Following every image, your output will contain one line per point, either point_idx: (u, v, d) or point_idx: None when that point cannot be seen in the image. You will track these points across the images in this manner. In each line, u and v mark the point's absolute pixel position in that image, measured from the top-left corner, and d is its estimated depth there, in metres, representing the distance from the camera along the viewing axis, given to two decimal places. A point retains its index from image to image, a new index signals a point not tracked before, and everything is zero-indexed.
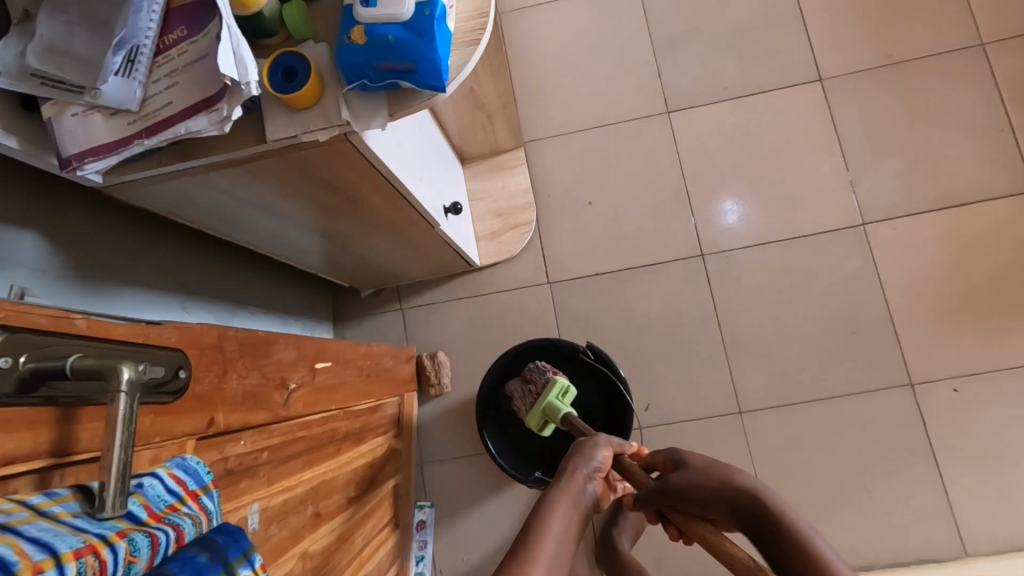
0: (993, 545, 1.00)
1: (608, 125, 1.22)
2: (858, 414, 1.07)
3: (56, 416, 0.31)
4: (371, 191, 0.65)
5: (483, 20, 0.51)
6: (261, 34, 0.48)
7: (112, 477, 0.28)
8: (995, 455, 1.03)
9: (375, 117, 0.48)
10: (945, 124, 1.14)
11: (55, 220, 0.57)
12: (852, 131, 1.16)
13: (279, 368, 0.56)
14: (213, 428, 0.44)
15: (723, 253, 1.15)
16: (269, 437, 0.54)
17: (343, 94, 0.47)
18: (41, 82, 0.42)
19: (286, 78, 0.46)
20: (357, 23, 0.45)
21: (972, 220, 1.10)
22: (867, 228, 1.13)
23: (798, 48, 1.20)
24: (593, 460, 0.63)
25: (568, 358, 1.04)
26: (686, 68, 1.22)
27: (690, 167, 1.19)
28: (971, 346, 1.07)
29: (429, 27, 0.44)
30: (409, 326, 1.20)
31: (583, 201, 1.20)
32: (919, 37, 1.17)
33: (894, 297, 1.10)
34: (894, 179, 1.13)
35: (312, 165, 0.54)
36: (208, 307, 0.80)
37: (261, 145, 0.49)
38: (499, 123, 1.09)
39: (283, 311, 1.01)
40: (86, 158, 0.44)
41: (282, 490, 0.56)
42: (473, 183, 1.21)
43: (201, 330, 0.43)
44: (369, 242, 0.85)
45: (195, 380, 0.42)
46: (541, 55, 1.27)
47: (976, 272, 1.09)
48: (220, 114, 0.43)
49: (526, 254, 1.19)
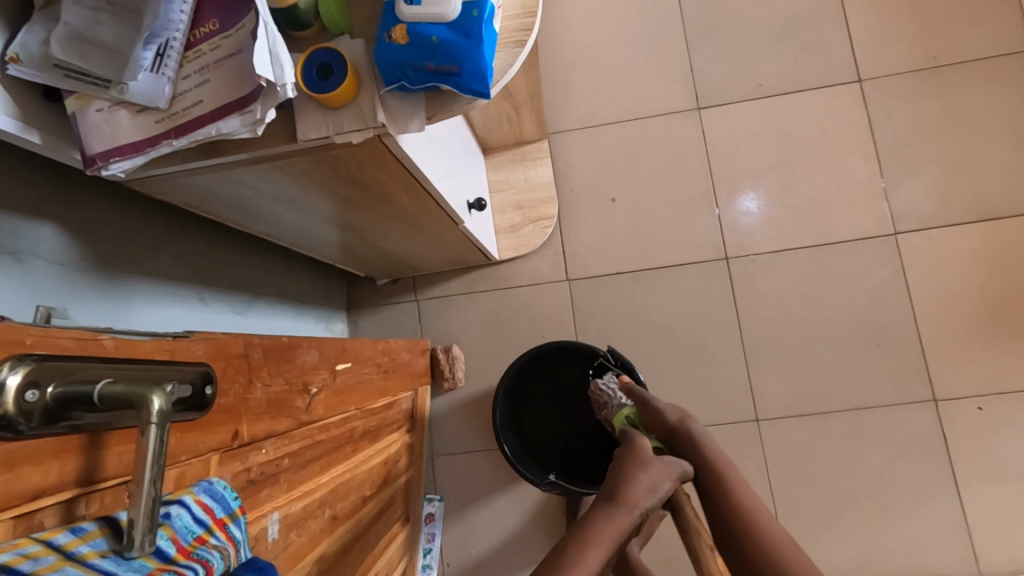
0: (1008, 565, 0.99)
1: (635, 119, 1.19)
2: (877, 428, 1.05)
3: (83, 444, 0.29)
4: (399, 188, 0.63)
5: (528, 20, 0.49)
6: (295, 25, 0.45)
7: (141, 516, 0.26)
8: (1017, 475, 1.01)
9: (413, 119, 0.45)
10: (987, 132, 1.10)
11: (74, 209, 0.55)
12: (890, 136, 1.12)
13: (301, 372, 0.55)
14: (238, 441, 0.43)
15: (748, 257, 1.12)
16: (290, 443, 0.53)
17: (379, 94, 0.45)
18: (65, 74, 0.40)
19: (321, 75, 0.43)
20: (398, 21, 0.42)
21: (1010, 234, 1.07)
22: (898, 238, 1.09)
23: (837, 46, 1.15)
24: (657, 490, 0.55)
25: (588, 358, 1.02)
26: (720, 62, 1.18)
27: (719, 166, 1.15)
28: (1000, 363, 1.04)
29: (477, 28, 0.42)
30: (424, 318, 1.18)
31: (606, 197, 1.17)
32: (966, 40, 1.12)
33: (922, 310, 1.07)
34: (930, 188, 1.10)
35: (343, 164, 0.52)
36: (225, 297, 0.78)
37: (292, 145, 0.47)
38: (525, 114, 1.06)
39: (297, 299, 1.00)
40: (111, 158, 0.43)
41: (300, 496, 0.55)
42: (494, 174, 1.18)
43: (228, 340, 0.42)
44: (391, 235, 0.83)
45: (221, 392, 0.41)
46: (569, 44, 1.23)
47: (1009, 288, 1.06)
48: (253, 116, 0.40)
49: (546, 249, 1.17)
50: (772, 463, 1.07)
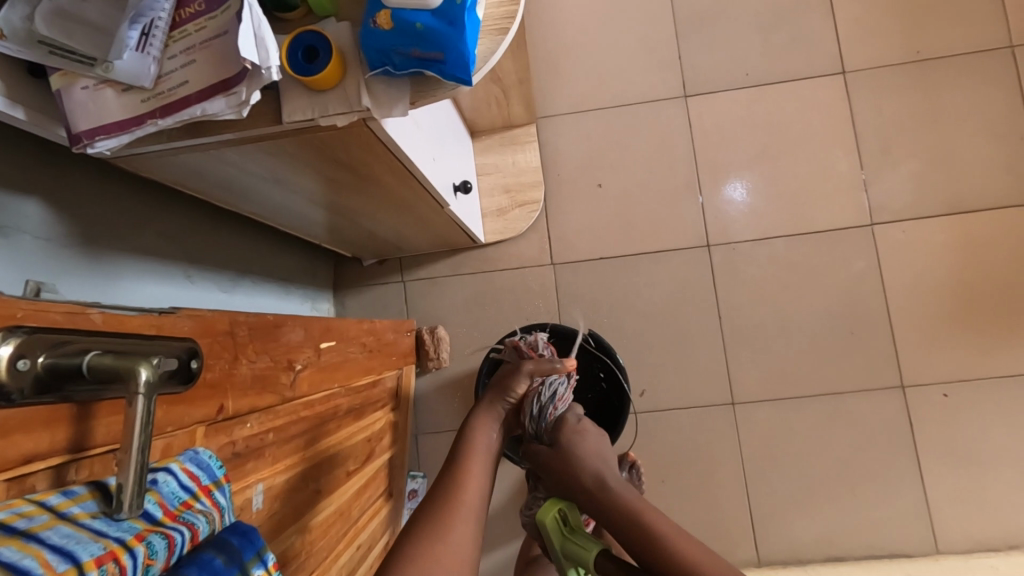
0: (966, 544, 1.05)
1: (624, 105, 1.20)
2: (848, 413, 1.09)
3: (72, 413, 0.30)
4: (385, 171, 0.64)
5: (513, 8, 0.49)
6: (281, 7, 0.46)
7: (129, 479, 0.28)
8: (979, 460, 1.06)
9: (397, 104, 0.46)
10: (965, 127, 1.12)
11: (59, 184, 0.55)
12: (872, 129, 1.14)
13: (286, 350, 0.56)
14: (223, 414, 0.44)
15: (730, 245, 1.15)
16: (274, 418, 0.54)
17: (365, 78, 0.46)
18: (49, 51, 0.40)
19: (308, 59, 0.44)
20: (383, 7, 0.43)
21: (982, 227, 1.10)
22: (875, 229, 1.12)
23: (825, 38, 1.17)
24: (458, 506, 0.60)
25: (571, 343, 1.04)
26: (708, 50, 1.19)
27: (703, 155, 1.17)
28: (968, 352, 1.08)
29: (460, 16, 0.43)
30: (410, 298, 1.20)
31: (593, 182, 1.19)
32: (950, 34, 1.14)
33: (895, 301, 1.11)
34: (908, 180, 1.12)
35: (328, 146, 0.53)
36: (211, 276, 0.79)
37: (277, 126, 0.48)
38: (514, 98, 1.06)
39: (285, 278, 1.01)
40: (97, 136, 0.43)
41: (284, 469, 0.56)
42: (483, 158, 1.19)
43: (213, 317, 0.43)
44: (376, 216, 0.84)
45: (208, 367, 0.42)
46: (560, 27, 1.23)
47: (979, 280, 1.09)
48: (239, 97, 0.41)
49: (532, 233, 1.18)
50: (745, 445, 1.10)
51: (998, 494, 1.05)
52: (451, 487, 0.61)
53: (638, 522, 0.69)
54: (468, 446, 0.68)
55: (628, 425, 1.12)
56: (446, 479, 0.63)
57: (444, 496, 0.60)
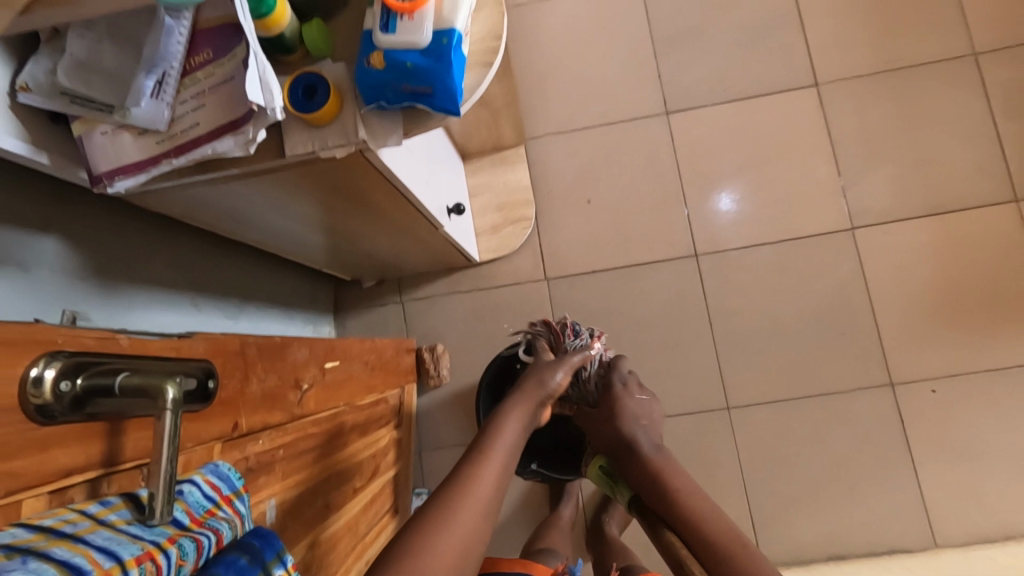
0: (962, 537, 1.06)
1: (609, 124, 1.24)
2: (840, 412, 1.12)
3: (105, 430, 0.33)
4: (381, 196, 0.67)
5: (494, 43, 0.51)
6: (280, 50, 0.49)
7: (160, 488, 0.31)
8: (970, 452, 1.08)
9: (391, 134, 0.50)
10: (936, 131, 1.17)
11: (74, 221, 0.59)
12: (847, 136, 1.19)
13: (293, 369, 0.59)
14: (237, 431, 0.47)
15: (717, 253, 1.18)
16: (284, 435, 0.57)
17: (360, 112, 0.49)
18: (72, 101, 0.44)
19: (308, 96, 0.48)
20: (376, 48, 0.46)
21: (958, 226, 1.14)
22: (856, 232, 1.16)
23: (797, 52, 1.22)
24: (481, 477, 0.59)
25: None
26: (686, 68, 1.24)
27: (687, 168, 1.21)
28: (953, 348, 1.11)
29: (447, 54, 0.46)
30: (409, 318, 1.23)
31: (582, 198, 1.23)
32: (915, 45, 1.20)
33: (879, 301, 1.14)
34: (884, 185, 1.17)
35: (328, 174, 0.56)
36: (216, 303, 0.82)
37: (279, 159, 0.51)
38: (502, 121, 1.10)
39: (286, 303, 1.03)
40: (116, 176, 0.47)
41: (294, 485, 0.59)
42: (474, 179, 1.23)
43: (225, 339, 0.46)
44: (374, 238, 0.87)
45: (222, 386, 0.45)
46: (544, 51, 1.28)
47: (958, 278, 1.13)
48: (246, 136, 0.45)
49: (524, 249, 1.22)
50: (743, 449, 1.13)
51: (991, 485, 1.07)
52: (475, 461, 0.61)
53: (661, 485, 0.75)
54: (501, 424, 0.67)
55: None
56: (467, 459, 0.61)
57: (464, 475, 0.59)
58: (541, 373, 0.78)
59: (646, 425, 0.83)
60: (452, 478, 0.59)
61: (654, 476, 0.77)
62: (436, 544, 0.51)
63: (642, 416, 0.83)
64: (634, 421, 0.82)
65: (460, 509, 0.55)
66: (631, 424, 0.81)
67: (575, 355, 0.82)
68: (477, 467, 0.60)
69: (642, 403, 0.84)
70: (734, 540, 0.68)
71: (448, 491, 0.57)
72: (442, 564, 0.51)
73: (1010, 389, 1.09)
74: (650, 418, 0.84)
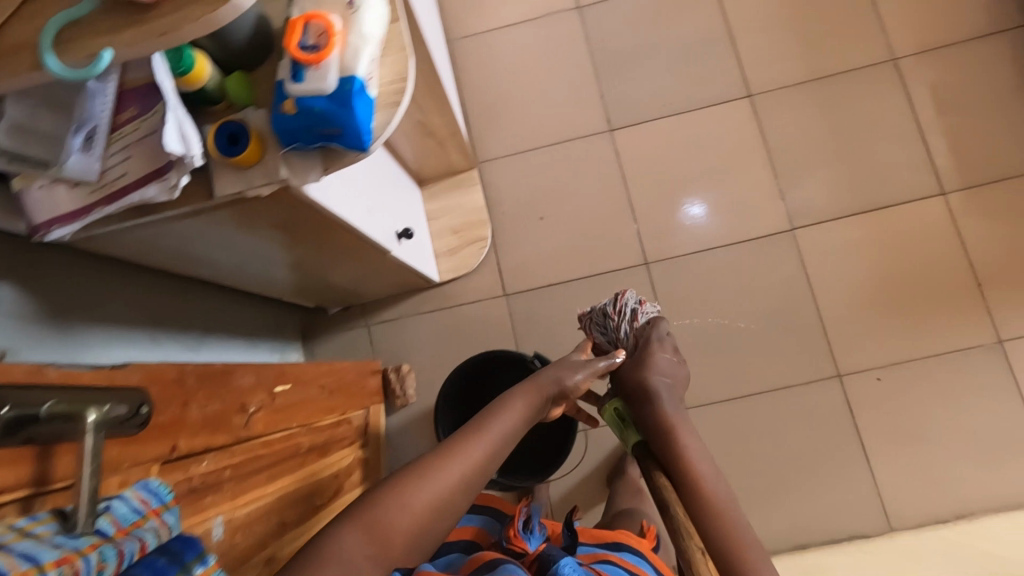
0: (916, 519, 1.10)
1: (557, 143, 1.30)
2: (792, 405, 1.16)
3: (35, 454, 0.37)
4: (321, 228, 0.73)
5: (401, 84, 0.56)
6: (206, 102, 0.54)
7: (83, 503, 0.35)
8: (917, 437, 1.13)
9: (311, 171, 0.56)
10: (864, 133, 1.24)
11: (28, 267, 0.63)
12: (782, 142, 1.25)
13: (238, 394, 0.63)
14: (177, 452, 0.51)
15: (666, 260, 1.23)
16: (231, 456, 0.61)
17: (281, 154, 0.54)
18: (8, 159, 0.47)
19: (231, 142, 0.53)
20: (288, 96, 0.51)
21: (891, 221, 1.20)
22: (796, 233, 1.22)
23: (730, 67, 1.29)
24: (463, 455, 0.60)
25: (518, 368, 1.01)
26: (627, 87, 1.30)
27: (633, 181, 1.27)
28: (894, 337, 1.16)
29: (350, 100, 0.51)
30: (375, 341, 1.27)
31: (536, 215, 1.28)
32: (839, 54, 1.27)
33: (822, 296, 1.19)
34: (819, 186, 1.23)
35: (260, 209, 0.61)
36: (177, 337, 0.86)
37: (209, 201, 0.56)
38: (451, 147, 1.16)
39: (251, 333, 1.08)
40: (53, 225, 0.52)
41: (244, 503, 0.62)
42: (431, 204, 1.28)
43: (161, 368, 0.50)
44: (326, 268, 0.92)
45: (159, 411, 0.49)
46: (492, 78, 1.34)
47: (894, 270, 1.19)
48: (169, 182, 0.49)
49: (483, 268, 1.27)
50: None
51: (941, 467, 1.11)
52: (463, 438, 0.61)
53: (667, 441, 0.71)
54: (500, 405, 0.68)
55: (579, 442, 1.19)
56: (460, 436, 0.62)
57: (448, 449, 0.60)
58: (562, 369, 0.78)
59: (668, 381, 0.77)
60: (435, 451, 0.60)
61: (663, 430, 0.72)
62: (412, 494, 0.54)
63: (665, 372, 0.77)
64: (659, 375, 0.77)
65: (433, 483, 0.56)
66: (658, 376, 0.75)
67: (602, 358, 0.80)
68: (465, 442, 0.61)
69: (668, 364, 0.78)
70: (725, 503, 0.67)
71: (433, 458, 0.58)
72: (399, 529, 0.52)
73: (952, 373, 1.14)
74: (674, 375, 0.78)
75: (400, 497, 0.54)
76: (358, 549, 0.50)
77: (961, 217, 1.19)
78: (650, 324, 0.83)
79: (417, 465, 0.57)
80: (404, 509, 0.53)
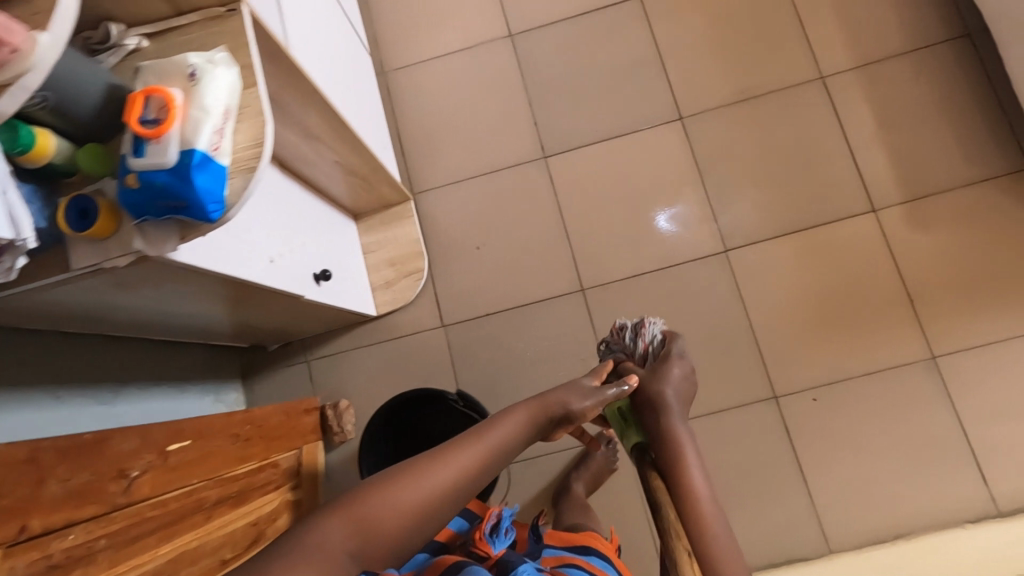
0: (854, 540, 1.10)
1: (492, 172, 1.30)
2: (730, 429, 1.16)
3: None
4: (212, 284, 0.73)
5: (257, 150, 0.56)
6: (60, 173, 0.54)
7: None
8: (853, 456, 1.13)
9: (167, 241, 0.55)
10: (795, 152, 1.24)
11: None
12: (713, 164, 1.25)
13: (117, 460, 0.63)
14: (28, 533, 0.51)
15: (601, 286, 1.23)
16: (108, 524, 0.60)
17: (135, 225, 0.54)
18: None
19: (82, 216, 0.53)
20: (130, 170, 0.51)
21: (823, 240, 1.20)
22: (729, 255, 1.22)
23: (660, 90, 1.29)
24: (460, 460, 0.58)
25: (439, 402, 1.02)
26: (559, 114, 1.31)
27: (568, 207, 1.27)
28: (829, 356, 1.16)
29: (191, 174, 0.50)
30: (315, 377, 1.26)
31: (472, 244, 1.28)
32: (768, 74, 1.27)
33: (756, 317, 1.19)
34: (750, 206, 1.23)
35: (129, 276, 0.62)
36: (87, 392, 0.85)
37: (67, 273, 0.56)
38: (378, 183, 1.16)
39: (178, 378, 1.07)
40: None
41: (126, 569, 0.62)
42: (367, 237, 1.28)
43: (8, 450, 0.50)
44: (239, 312, 0.93)
45: (3, 495, 0.49)
46: (426, 108, 1.35)
47: (828, 288, 1.19)
48: (5, 265, 0.50)
49: (421, 299, 1.27)
50: None
51: (878, 486, 1.11)
52: (466, 441, 0.60)
53: (667, 450, 0.72)
54: (503, 416, 0.64)
55: (503, 480, 1.20)
56: (461, 438, 0.61)
57: (449, 451, 0.59)
58: (570, 390, 0.69)
59: (678, 391, 0.76)
60: (433, 454, 0.58)
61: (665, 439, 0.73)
62: (400, 493, 0.54)
63: (678, 383, 0.77)
64: (670, 386, 0.76)
65: (429, 485, 0.55)
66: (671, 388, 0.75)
67: (611, 386, 0.72)
68: (463, 446, 0.60)
69: (680, 376, 0.78)
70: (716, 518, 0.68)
71: (437, 455, 0.58)
72: (387, 525, 0.52)
73: (887, 391, 1.14)
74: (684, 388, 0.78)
75: (393, 490, 0.54)
76: (339, 544, 0.50)
77: (893, 233, 1.19)
78: (665, 338, 0.83)
79: (419, 462, 0.57)
80: (390, 508, 0.53)
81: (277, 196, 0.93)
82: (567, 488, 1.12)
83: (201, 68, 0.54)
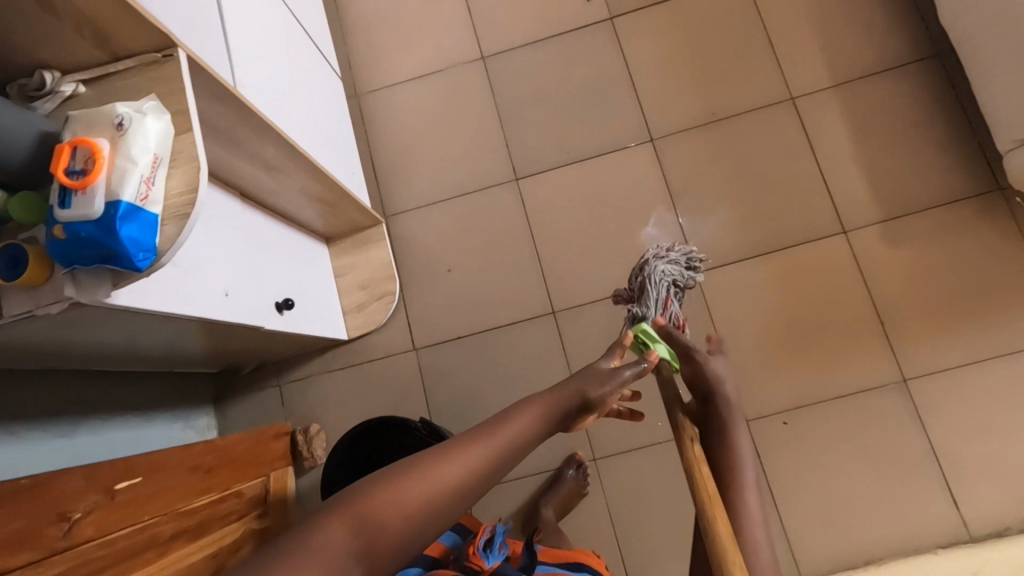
0: (825, 566, 1.09)
1: (464, 194, 1.30)
2: None
3: None
4: (164, 322, 0.74)
5: (191, 196, 0.56)
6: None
7: None
8: (825, 481, 1.12)
9: (99, 288, 0.55)
10: (765, 173, 1.24)
11: None
12: (683, 185, 1.25)
13: (57, 503, 0.64)
14: None
15: (572, 309, 1.23)
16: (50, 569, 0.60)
17: (67, 273, 0.54)
18: None
19: (11, 264, 0.53)
20: (57, 221, 0.51)
21: (794, 261, 1.20)
22: (699, 277, 1.22)
23: (631, 111, 1.29)
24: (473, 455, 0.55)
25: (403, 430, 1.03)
26: (530, 136, 1.31)
27: (539, 229, 1.27)
28: (799, 379, 1.16)
29: (117, 226, 0.50)
30: (287, 401, 1.26)
31: (443, 267, 1.28)
32: (737, 95, 1.28)
33: (727, 340, 1.18)
34: (721, 228, 1.23)
35: (69, 320, 0.62)
36: (44, 426, 0.85)
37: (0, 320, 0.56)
38: (346, 208, 1.16)
39: (145, 406, 1.07)
40: None
41: None
42: (339, 260, 1.29)
43: None
44: (201, 341, 0.93)
45: None
46: (398, 130, 1.35)
47: (799, 310, 1.18)
48: None
49: (392, 322, 1.27)
50: (612, 496, 1.17)
51: (849, 511, 1.10)
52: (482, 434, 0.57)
53: None
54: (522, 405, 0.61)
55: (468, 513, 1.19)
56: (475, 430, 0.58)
57: (463, 445, 0.56)
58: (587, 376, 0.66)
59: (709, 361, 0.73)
60: (446, 448, 0.55)
61: None
62: (408, 488, 0.51)
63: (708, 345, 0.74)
64: None
65: (441, 478, 0.52)
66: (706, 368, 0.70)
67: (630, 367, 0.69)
68: (477, 439, 0.57)
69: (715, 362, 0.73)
70: None
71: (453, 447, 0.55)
72: (394, 524, 0.49)
73: (858, 414, 1.13)
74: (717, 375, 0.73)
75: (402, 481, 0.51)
76: (341, 543, 0.46)
77: (863, 254, 1.19)
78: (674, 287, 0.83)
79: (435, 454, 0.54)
80: (394, 508, 0.49)
81: (237, 227, 0.93)
82: (536, 513, 1.11)
83: (130, 117, 0.54)
